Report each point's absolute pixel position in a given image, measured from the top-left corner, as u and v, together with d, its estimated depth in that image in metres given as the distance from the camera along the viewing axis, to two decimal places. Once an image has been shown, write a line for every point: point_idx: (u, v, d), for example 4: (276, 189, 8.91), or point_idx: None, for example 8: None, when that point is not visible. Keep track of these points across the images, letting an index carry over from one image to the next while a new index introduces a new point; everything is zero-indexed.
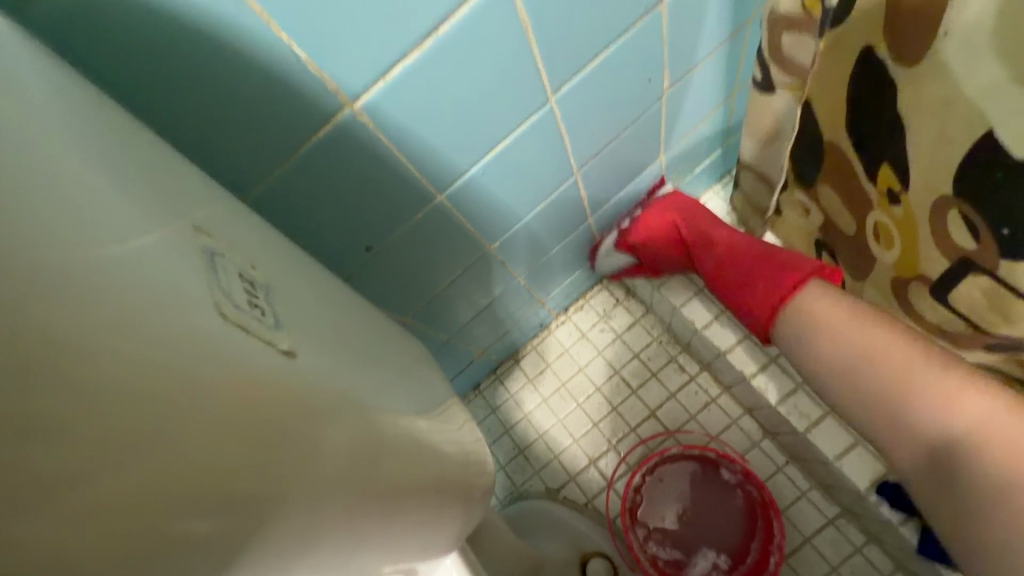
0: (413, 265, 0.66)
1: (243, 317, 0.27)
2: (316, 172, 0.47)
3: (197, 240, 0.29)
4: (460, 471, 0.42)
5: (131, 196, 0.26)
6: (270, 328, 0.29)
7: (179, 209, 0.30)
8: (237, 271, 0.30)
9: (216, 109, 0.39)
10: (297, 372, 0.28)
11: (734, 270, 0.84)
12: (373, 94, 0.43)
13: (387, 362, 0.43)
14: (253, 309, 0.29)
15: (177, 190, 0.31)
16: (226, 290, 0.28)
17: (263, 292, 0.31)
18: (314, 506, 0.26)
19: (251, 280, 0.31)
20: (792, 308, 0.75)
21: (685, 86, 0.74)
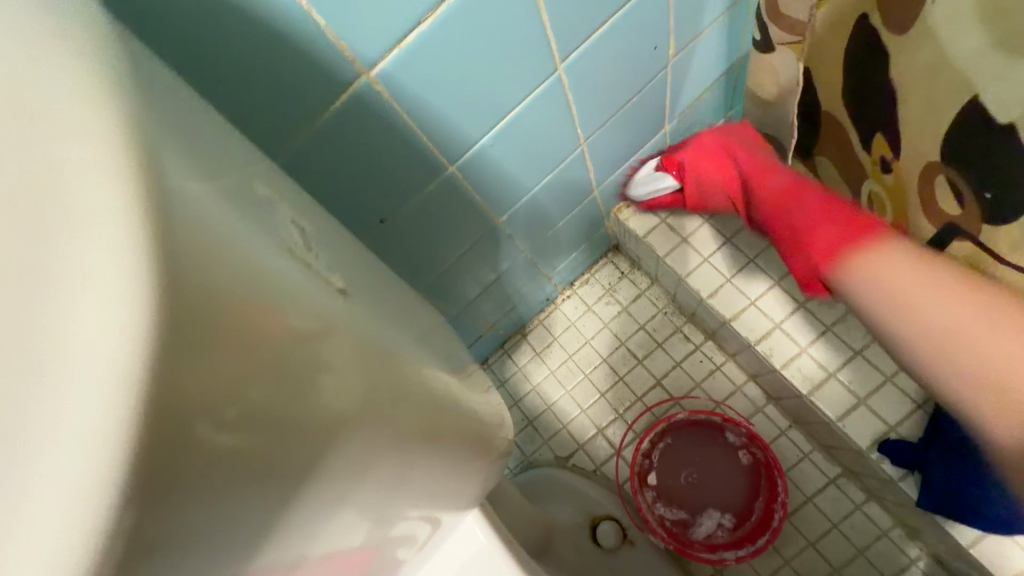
0: (425, 236, 0.67)
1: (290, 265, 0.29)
2: (333, 143, 0.48)
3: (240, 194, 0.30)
4: (484, 427, 0.44)
5: (182, 155, 0.28)
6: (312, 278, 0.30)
7: (225, 168, 0.31)
8: (292, 221, 0.32)
9: (243, 79, 0.40)
10: (343, 320, 0.29)
11: (807, 200, 0.74)
12: (389, 62, 0.43)
13: (414, 325, 0.45)
14: (294, 257, 0.30)
15: (221, 151, 0.32)
16: (274, 244, 0.29)
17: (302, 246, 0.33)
18: (357, 446, 0.28)
19: (302, 230, 0.33)
20: (849, 259, 0.67)
21: (691, 54, 0.74)
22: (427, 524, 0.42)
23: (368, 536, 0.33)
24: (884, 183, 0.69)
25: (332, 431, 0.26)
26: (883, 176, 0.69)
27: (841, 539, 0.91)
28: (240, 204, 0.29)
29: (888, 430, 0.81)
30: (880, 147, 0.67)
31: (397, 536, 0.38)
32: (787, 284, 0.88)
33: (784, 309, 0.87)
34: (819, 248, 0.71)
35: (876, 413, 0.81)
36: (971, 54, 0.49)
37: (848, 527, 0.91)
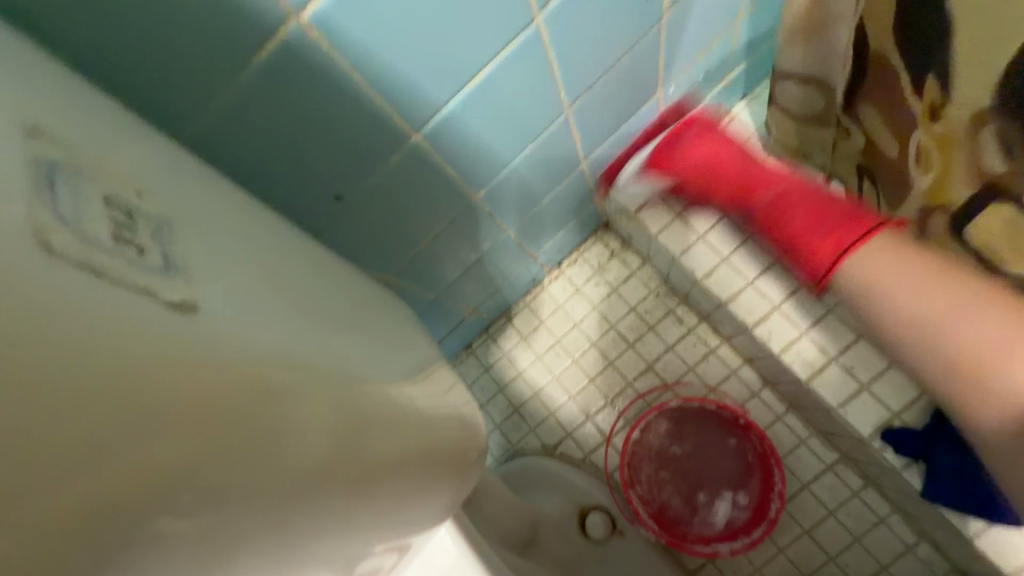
0: (390, 216, 0.60)
1: (111, 257, 0.22)
2: (263, 108, 0.40)
3: (79, 159, 0.22)
4: (451, 434, 0.39)
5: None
6: (161, 274, 0.23)
7: (57, 139, 0.24)
8: (100, 197, 0.24)
9: (124, 30, 0.32)
10: (205, 337, 0.23)
11: (797, 208, 0.76)
12: (322, 3, 0.35)
13: (366, 323, 0.39)
14: (123, 248, 0.23)
15: (64, 119, 0.25)
16: (110, 242, 0.22)
17: (150, 227, 0.25)
18: None
19: (133, 210, 0.25)
20: (846, 266, 0.69)
21: (686, 7, 0.66)
22: (393, 555, 0.37)
23: None
24: (913, 140, 0.62)
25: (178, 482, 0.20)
26: (913, 131, 0.61)
27: (838, 527, 0.88)
28: (75, 188, 0.22)
29: (891, 418, 0.77)
30: (911, 97, 0.59)
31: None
32: (787, 264, 0.82)
33: (783, 290, 0.82)
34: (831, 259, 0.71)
35: (878, 399, 0.77)
36: None
37: (845, 515, 0.88)
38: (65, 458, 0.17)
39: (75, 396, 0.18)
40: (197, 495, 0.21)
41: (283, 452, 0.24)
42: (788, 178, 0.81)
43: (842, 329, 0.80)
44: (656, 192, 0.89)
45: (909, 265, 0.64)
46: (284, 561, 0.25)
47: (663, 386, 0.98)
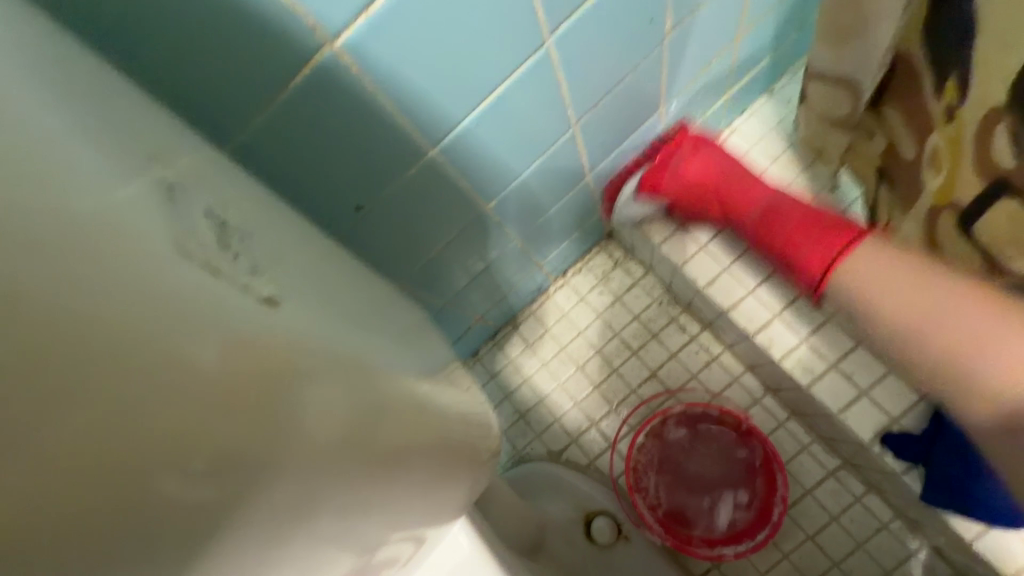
0: (406, 226, 0.62)
1: (214, 258, 0.25)
2: (294, 126, 0.43)
3: (154, 172, 0.25)
4: (467, 431, 0.41)
5: (76, 132, 0.23)
6: (250, 275, 0.26)
7: (131, 144, 0.25)
8: (206, 207, 0.27)
9: (180, 48, 0.34)
10: (277, 331, 0.24)
11: (781, 224, 0.80)
12: (355, 31, 0.38)
13: (390, 325, 0.41)
14: (223, 248, 0.26)
15: (136, 128, 0.27)
16: (212, 245, 0.25)
17: (238, 236, 0.28)
18: (306, 477, 0.24)
19: (220, 218, 0.28)
20: (846, 266, 0.73)
21: (688, 28, 0.69)
22: (410, 545, 0.39)
23: (345, 568, 0.31)
24: (947, 133, 0.63)
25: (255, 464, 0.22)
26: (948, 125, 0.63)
27: (840, 532, 0.89)
28: (156, 190, 0.24)
29: (890, 423, 0.78)
30: (949, 92, 0.61)
31: (376, 563, 0.35)
32: None
33: (783, 299, 0.84)
34: (827, 264, 0.74)
35: (877, 405, 0.79)
36: None
37: (848, 520, 0.89)
38: (172, 429, 0.19)
39: (178, 374, 0.20)
40: (270, 473, 0.22)
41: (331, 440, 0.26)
42: (816, 147, 0.83)
43: (840, 336, 0.82)
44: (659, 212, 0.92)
45: (892, 266, 0.68)
46: (320, 542, 0.27)
47: (666, 392, 1.00)
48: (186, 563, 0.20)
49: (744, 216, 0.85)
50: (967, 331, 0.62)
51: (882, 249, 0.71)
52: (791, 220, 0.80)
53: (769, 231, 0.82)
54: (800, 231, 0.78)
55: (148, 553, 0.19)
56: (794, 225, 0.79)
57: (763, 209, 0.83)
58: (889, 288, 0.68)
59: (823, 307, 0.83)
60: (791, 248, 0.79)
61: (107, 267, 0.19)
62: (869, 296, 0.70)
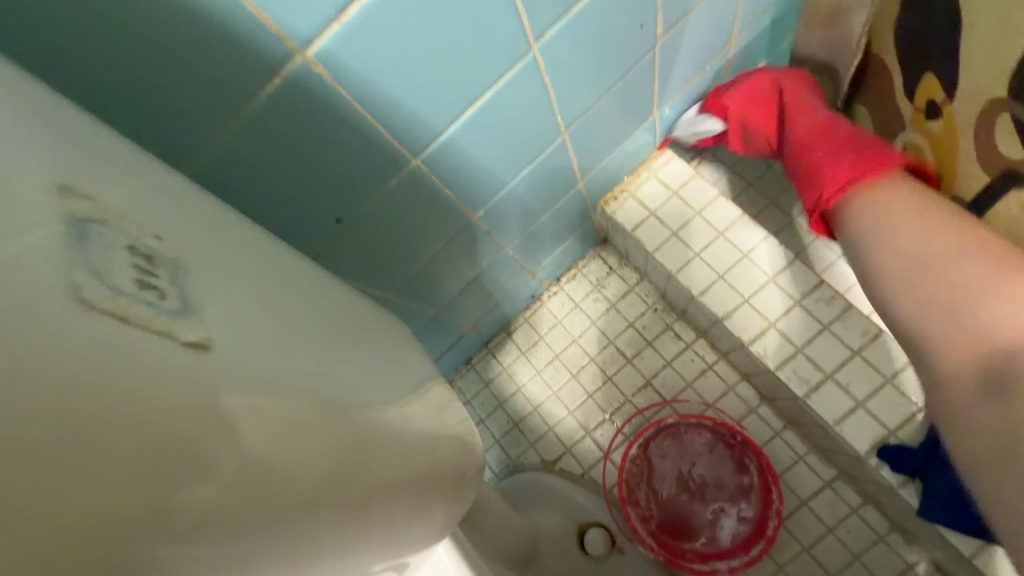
0: (391, 237, 0.61)
1: (131, 299, 0.20)
2: (269, 139, 0.42)
3: (124, 201, 0.24)
4: (447, 455, 0.39)
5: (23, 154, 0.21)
6: (179, 317, 0.22)
7: (69, 154, 0.23)
8: (123, 244, 0.22)
9: (138, 51, 0.32)
10: (226, 368, 0.23)
11: (824, 141, 0.75)
12: (328, 40, 0.37)
13: (367, 346, 0.40)
14: (143, 292, 0.21)
15: (100, 150, 0.26)
16: (134, 287, 0.21)
17: (171, 271, 0.23)
18: (270, 525, 0.23)
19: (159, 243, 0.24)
20: (852, 198, 0.69)
21: (680, 33, 0.68)
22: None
23: None
24: (945, 128, 0.64)
25: (206, 516, 0.20)
26: (944, 120, 0.64)
27: (837, 544, 0.88)
28: (105, 213, 0.22)
29: (887, 434, 0.77)
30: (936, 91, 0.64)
31: None
32: (782, 281, 0.84)
33: (779, 308, 0.83)
34: (830, 182, 0.71)
35: (875, 416, 0.78)
36: None
37: (845, 533, 0.88)
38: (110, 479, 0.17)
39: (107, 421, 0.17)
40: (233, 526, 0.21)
41: (304, 478, 0.25)
42: (827, 111, 0.79)
43: (837, 346, 0.81)
44: (714, 145, 0.89)
45: (920, 214, 0.64)
46: None
47: (661, 401, 0.99)
48: None
49: (794, 123, 0.81)
50: (960, 275, 0.59)
51: (926, 207, 0.64)
52: (815, 142, 0.76)
53: (804, 154, 0.77)
54: (821, 144, 0.75)
55: None
56: (846, 137, 0.73)
57: (814, 125, 0.78)
58: (903, 210, 0.65)
59: (819, 316, 0.82)
60: (826, 160, 0.72)
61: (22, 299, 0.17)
62: (889, 212, 0.66)
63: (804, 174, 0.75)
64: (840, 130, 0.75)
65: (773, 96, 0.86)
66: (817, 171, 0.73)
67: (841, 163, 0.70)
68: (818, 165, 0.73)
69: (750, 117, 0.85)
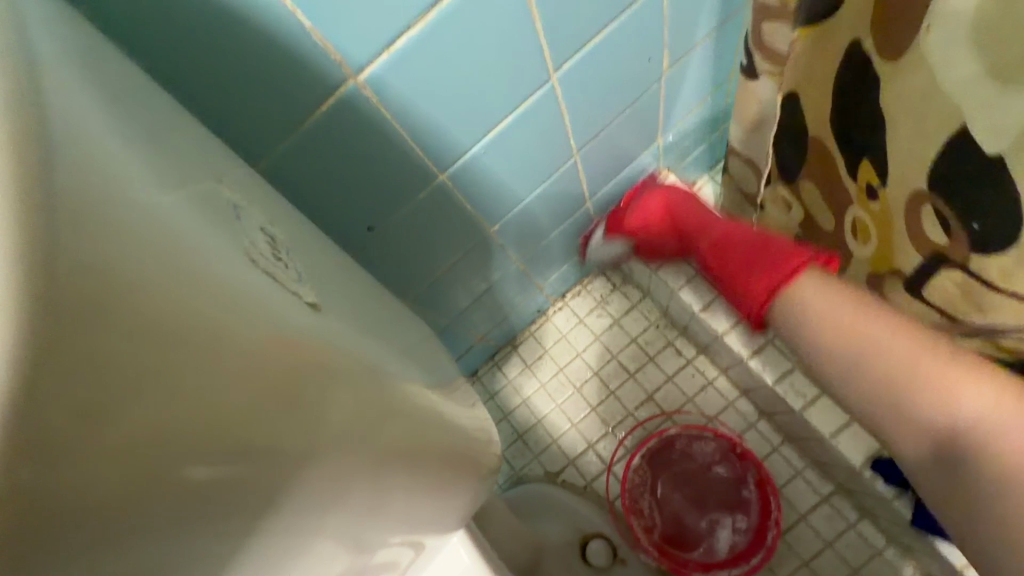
0: (412, 247, 0.65)
1: (272, 268, 0.27)
2: (318, 152, 0.46)
3: (221, 194, 0.28)
4: (471, 442, 0.42)
5: (152, 146, 0.25)
6: (298, 284, 0.29)
7: (183, 156, 0.27)
8: (261, 227, 0.30)
9: (219, 67, 0.37)
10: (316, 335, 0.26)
11: (728, 257, 0.80)
12: (379, 65, 0.42)
13: (400, 336, 0.43)
14: (276, 262, 0.28)
15: (199, 147, 0.30)
16: (271, 258, 0.28)
17: (286, 251, 0.31)
18: (350, 472, 0.26)
19: (262, 242, 0.28)
20: (787, 295, 0.71)
21: (686, 65, 0.73)
22: (413, 553, 0.40)
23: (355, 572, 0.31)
24: (872, 210, 0.66)
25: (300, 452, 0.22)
26: (870, 202, 0.66)
27: (835, 559, 0.90)
28: (213, 203, 0.26)
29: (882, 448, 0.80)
30: (866, 171, 0.64)
31: (375, 569, 0.34)
32: None
33: None
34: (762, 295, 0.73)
35: (870, 429, 0.81)
36: (960, 84, 0.46)
37: (842, 546, 0.90)
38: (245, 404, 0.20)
39: (247, 364, 0.21)
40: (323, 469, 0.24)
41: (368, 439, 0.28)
42: (721, 225, 0.86)
43: None
44: (627, 250, 0.97)
45: (835, 297, 0.67)
46: (344, 544, 0.28)
47: (661, 414, 1.01)
48: (258, 533, 0.21)
49: (711, 232, 0.86)
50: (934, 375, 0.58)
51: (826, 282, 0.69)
52: (716, 260, 0.81)
53: (719, 260, 0.81)
54: (750, 266, 0.75)
55: (241, 519, 0.20)
56: (746, 246, 0.78)
57: (717, 237, 0.83)
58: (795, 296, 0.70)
59: None
60: (740, 271, 0.76)
61: (165, 252, 0.20)
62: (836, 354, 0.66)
63: (727, 284, 0.79)
64: (742, 237, 0.80)
65: (668, 217, 0.93)
66: (740, 267, 0.77)
67: (756, 284, 0.74)
68: (730, 266, 0.78)
69: (668, 239, 0.94)
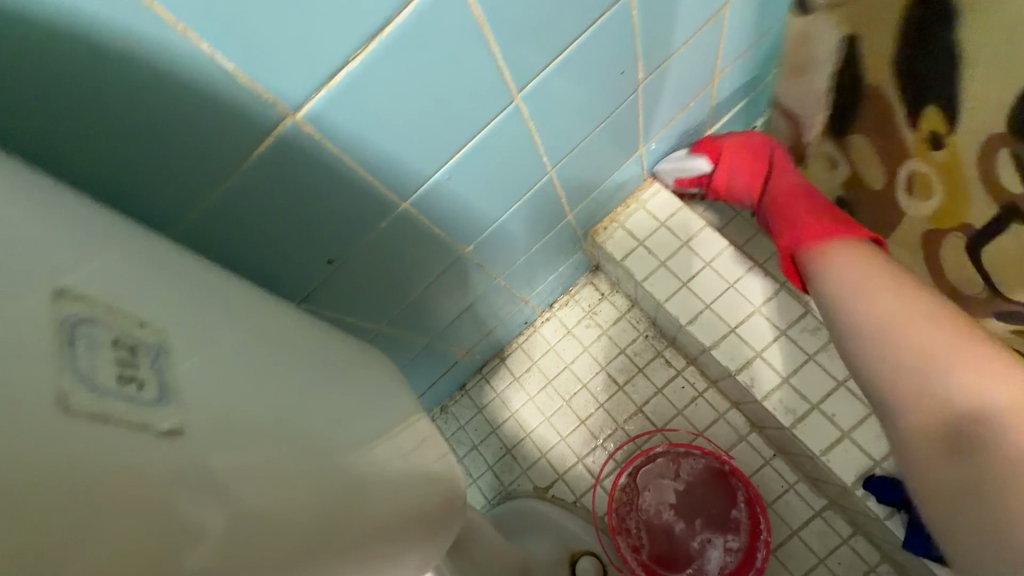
0: (378, 273, 0.63)
1: (170, 359, 0.25)
2: (262, 193, 0.44)
3: (117, 271, 0.26)
4: (426, 495, 0.40)
5: (24, 224, 0.23)
6: (206, 369, 0.26)
7: (78, 235, 0.25)
8: (167, 301, 0.28)
9: (142, 114, 0.35)
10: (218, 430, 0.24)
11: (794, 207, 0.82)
12: (316, 103, 0.39)
13: (351, 388, 0.41)
14: (181, 347, 0.26)
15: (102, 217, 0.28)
16: (173, 343, 0.26)
17: (198, 324, 0.29)
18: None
19: (163, 327, 0.25)
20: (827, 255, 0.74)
21: (662, 76, 0.71)
22: None
23: None
24: (932, 160, 0.73)
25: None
26: (930, 153, 0.73)
27: None
28: (112, 288, 0.24)
29: (873, 465, 0.78)
30: (974, 99, 0.62)
31: None
32: (768, 311, 0.85)
33: (764, 337, 0.85)
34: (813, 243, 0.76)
35: (860, 446, 0.79)
36: None
37: (835, 562, 0.88)
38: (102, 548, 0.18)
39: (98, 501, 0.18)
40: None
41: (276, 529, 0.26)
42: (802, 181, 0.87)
43: (821, 376, 0.82)
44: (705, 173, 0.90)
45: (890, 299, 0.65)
46: None
47: (650, 428, 0.99)
48: None
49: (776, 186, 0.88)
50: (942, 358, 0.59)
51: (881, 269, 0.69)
52: (791, 206, 0.82)
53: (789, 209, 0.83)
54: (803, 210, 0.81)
55: None
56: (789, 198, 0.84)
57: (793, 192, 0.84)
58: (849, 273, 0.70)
59: (804, 346, 0.83)
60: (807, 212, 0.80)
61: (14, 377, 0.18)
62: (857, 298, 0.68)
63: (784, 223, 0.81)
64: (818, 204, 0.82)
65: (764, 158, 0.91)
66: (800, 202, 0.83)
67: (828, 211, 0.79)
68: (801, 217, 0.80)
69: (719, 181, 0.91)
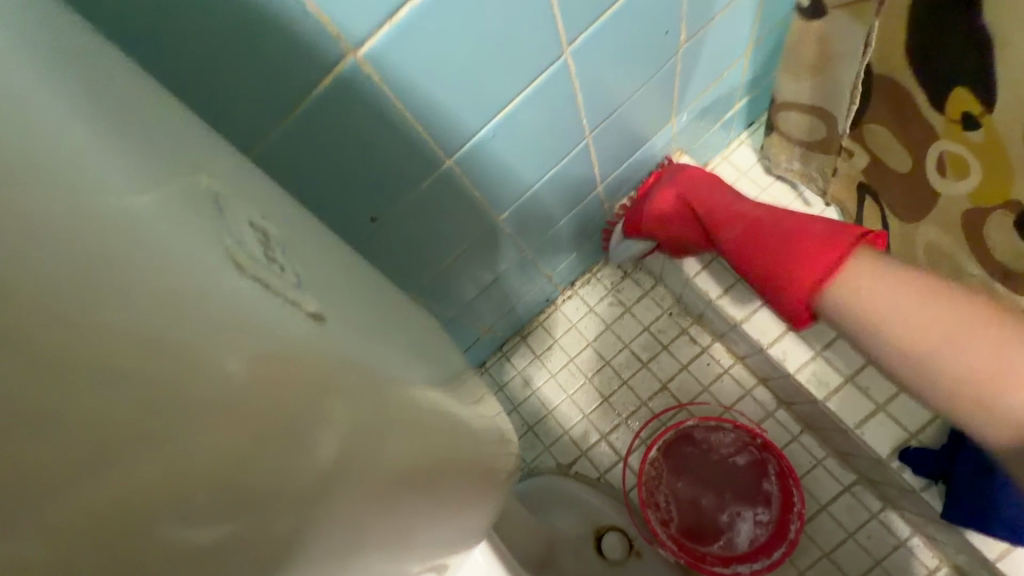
0: (416, 234, 0.61)
1: (266, 274, 0.23)
2: (313, 138, 0.43)
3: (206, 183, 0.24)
4: (491, 447, 0.40)
5: (119, 121, 0.21)
6: (297, 290, 0.25)
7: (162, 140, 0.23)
8: (252, 221, 0.26)
9: (205, 38, 0.33)
10: (326, 347, 0.23)
11: (758, 244, 0.75)
12: (380, 39, 0.38)
13: (412, 338, 0.40)
14: (272, 266, 0.24)
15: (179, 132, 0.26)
16: (265, 260, 0.24)
17: (279, 248, 0.27)
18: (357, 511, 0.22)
19: (255, 241, 0.24)
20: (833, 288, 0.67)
21: (703, 39, 0.69)
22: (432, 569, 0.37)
23: None
24: (967, 142, 0.59)
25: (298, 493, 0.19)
26: (965, 133, 0.59)
27: (857, 548, 0.87)
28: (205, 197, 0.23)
29: (908, 437, 0.77)
30: (960, 99, 0.57)
31: None
32: None
33: None
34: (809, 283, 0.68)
35: (895, 419, 0.78)
36: None
37: (864, 536, 0.88)
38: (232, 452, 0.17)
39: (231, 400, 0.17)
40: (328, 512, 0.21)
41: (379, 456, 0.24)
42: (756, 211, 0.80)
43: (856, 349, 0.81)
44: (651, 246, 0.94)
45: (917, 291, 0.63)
46: None
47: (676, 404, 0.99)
48: None
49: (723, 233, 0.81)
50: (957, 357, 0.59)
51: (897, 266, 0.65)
52: (752, 246, 0.75)
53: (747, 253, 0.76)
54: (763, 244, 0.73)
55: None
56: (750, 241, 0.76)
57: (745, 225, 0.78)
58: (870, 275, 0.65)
59: None
60: (779, 249, 0.72)
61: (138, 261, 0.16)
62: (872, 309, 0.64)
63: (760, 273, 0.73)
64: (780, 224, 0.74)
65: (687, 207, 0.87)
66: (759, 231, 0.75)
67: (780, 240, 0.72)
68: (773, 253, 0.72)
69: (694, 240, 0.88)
